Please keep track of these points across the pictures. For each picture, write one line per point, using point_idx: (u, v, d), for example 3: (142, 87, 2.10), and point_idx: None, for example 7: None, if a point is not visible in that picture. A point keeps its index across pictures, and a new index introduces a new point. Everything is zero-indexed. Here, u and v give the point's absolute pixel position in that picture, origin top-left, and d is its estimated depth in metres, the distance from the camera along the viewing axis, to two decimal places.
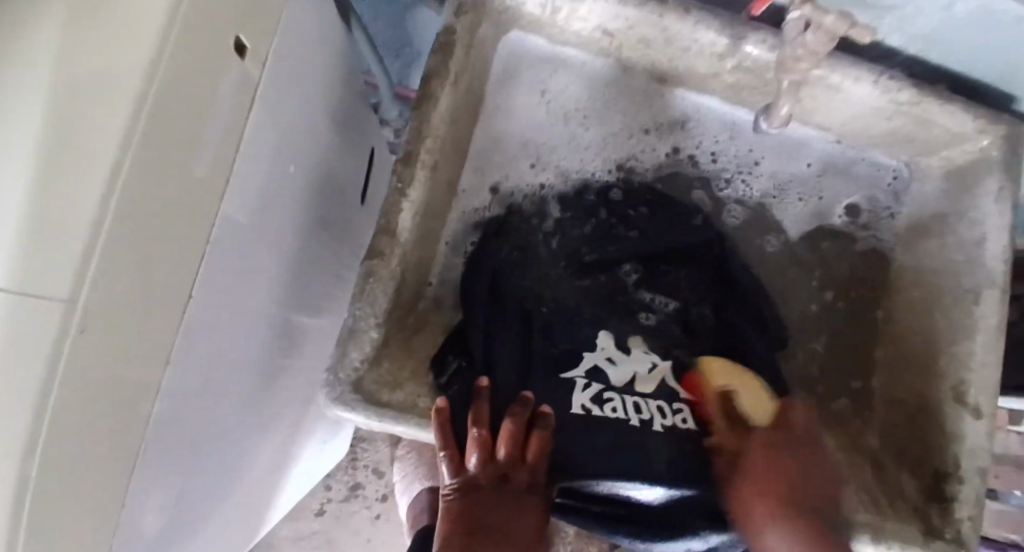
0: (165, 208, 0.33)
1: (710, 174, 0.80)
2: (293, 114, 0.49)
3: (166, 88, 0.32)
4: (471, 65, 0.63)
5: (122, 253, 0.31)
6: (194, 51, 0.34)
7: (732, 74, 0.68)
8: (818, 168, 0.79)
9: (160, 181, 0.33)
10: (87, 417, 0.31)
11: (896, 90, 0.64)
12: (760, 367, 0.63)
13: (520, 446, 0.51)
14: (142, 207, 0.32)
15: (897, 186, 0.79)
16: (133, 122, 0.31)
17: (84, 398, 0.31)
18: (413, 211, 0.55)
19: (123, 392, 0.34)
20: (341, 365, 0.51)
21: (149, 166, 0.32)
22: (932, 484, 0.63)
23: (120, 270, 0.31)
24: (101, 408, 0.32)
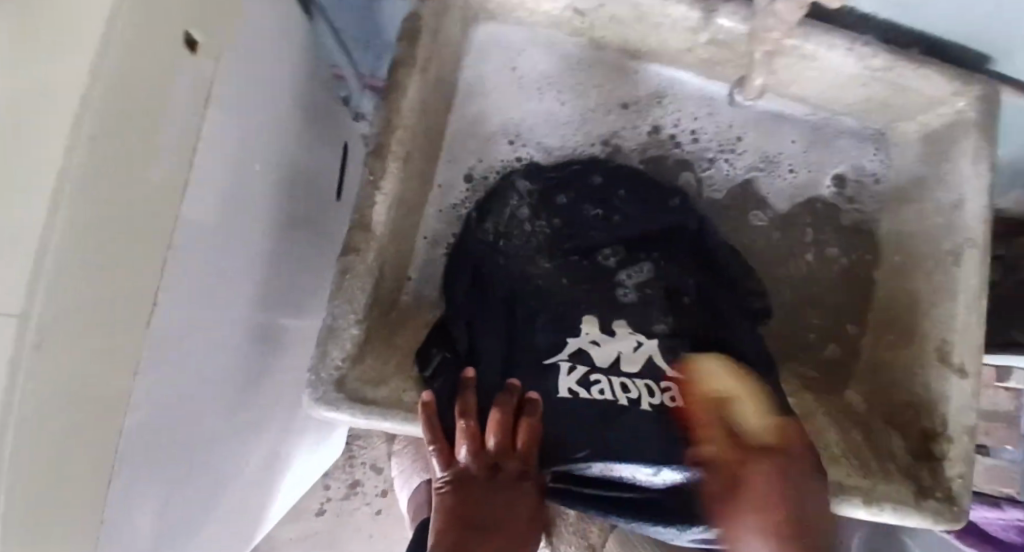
0: (120, 212, 0.32)
1: (693, 155, 0.80)
2: (256, 111, 0.48)
3: (115, 80, 0.30)
4: (439, 52, 0.61)
5: (82, 268, 0.30)
6: (143, 40, 0.32)
7: (706, 49, 0.68)
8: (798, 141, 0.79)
9: (112, 183, 0.31)
10: (55, 437, 0.30)
11: (870, 57, 0.63)
12: (754, 351, 0.62)
13: (509, 434, 0.49)
14: (95, 212, 0.30)
15: (875, 159, 0.79)
16: (81, 117, 0.28)
17: (48, 418, 0.29)
18: (388, 203, 0.54)
19: (88, 409, 0.32)
20: (321, 365, 0.50)
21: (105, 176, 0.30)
22: (922, 445, 0.63)
23: (76, 280, 0.29)
24: (72, 427, 0.31)
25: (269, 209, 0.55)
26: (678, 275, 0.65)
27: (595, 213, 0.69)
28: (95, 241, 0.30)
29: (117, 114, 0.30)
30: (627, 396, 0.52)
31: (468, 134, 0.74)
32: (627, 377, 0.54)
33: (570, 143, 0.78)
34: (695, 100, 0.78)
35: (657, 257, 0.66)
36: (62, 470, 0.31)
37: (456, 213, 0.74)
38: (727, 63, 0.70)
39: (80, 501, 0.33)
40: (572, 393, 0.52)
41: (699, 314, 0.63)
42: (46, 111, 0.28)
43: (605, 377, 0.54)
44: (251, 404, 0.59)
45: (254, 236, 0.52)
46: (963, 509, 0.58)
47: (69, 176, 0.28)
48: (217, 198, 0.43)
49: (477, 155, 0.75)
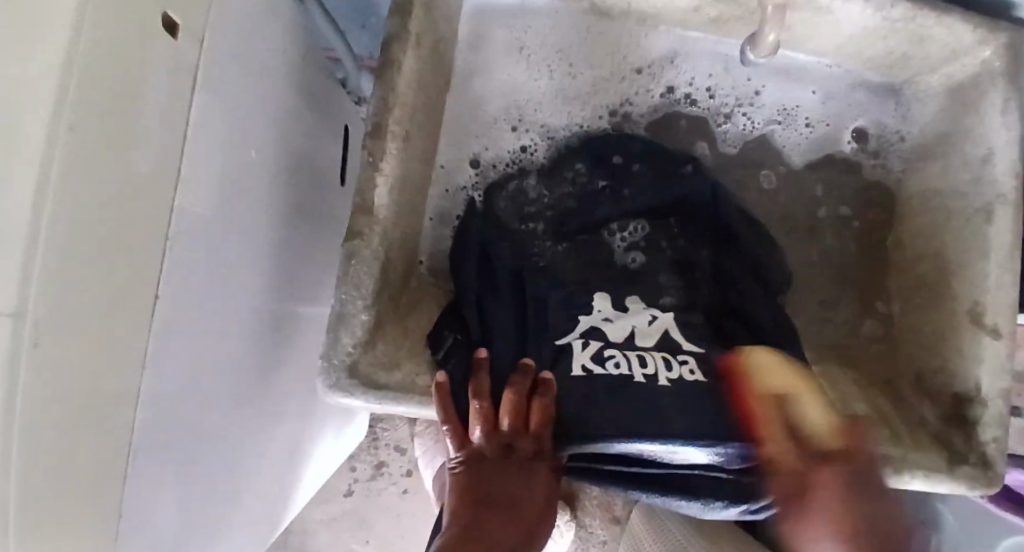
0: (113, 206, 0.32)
1: (710, 111, 0.77)
2: (246, 96, 0.46)
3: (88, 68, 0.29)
4: (433, 25, 0.59)
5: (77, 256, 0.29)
6: (120, 28, 0.31)
7: (713, 7, 0.64)
8: (821, 94, 0.76)
9: (102, 175, 0.30)
10: (64, 432, 0.30)
11: (889, 6, 0.60)
12: (772, 334, 0.59)
13: (522, 414, 0.48)
14: (85, 204, 0.29)
15: (902, 111, 0.75)
16: (57, 108, 0.27)
17: (59, 413, 0.29)
18: (389, 185, 0.53)
19: (98, 403, 0.32)
20: (334, 351, 0.50)
21: (93, 160, 0.29)
22: (953, 409, 0.60)
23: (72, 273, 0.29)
24: (81, 417, 0.31)
25: (270, 196, 0.54)
26: (688, 247, 0.65)
27: (602, 183, 0.68)
28: (89, 227, 0.30)
29: (96, 98, 0.29)
30: (643, 371, 0.50)
31: (474, 109, 0.72)
32: (642, 350, 0.52)
33: (576, 120, 0.75)
34: (710, 57, 0.74)
35: (670, 234, 0.65)
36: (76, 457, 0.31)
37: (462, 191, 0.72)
38: (737, 20, 0.67)
39: (99, 487, 0.33)
40: (586, 371, 0.50)
41: (717, 283, 0.63)
42: (25, 91, 0.27)
43: (619, 351, 0.52)
44: (265, 392, 0.59)
45: (256, 223, 0.51)
46: (999, 476, 0.56)
47: (54, 157, 0.27)
48: (212, 185, 0.42)
49: (481, 142, 0.73)
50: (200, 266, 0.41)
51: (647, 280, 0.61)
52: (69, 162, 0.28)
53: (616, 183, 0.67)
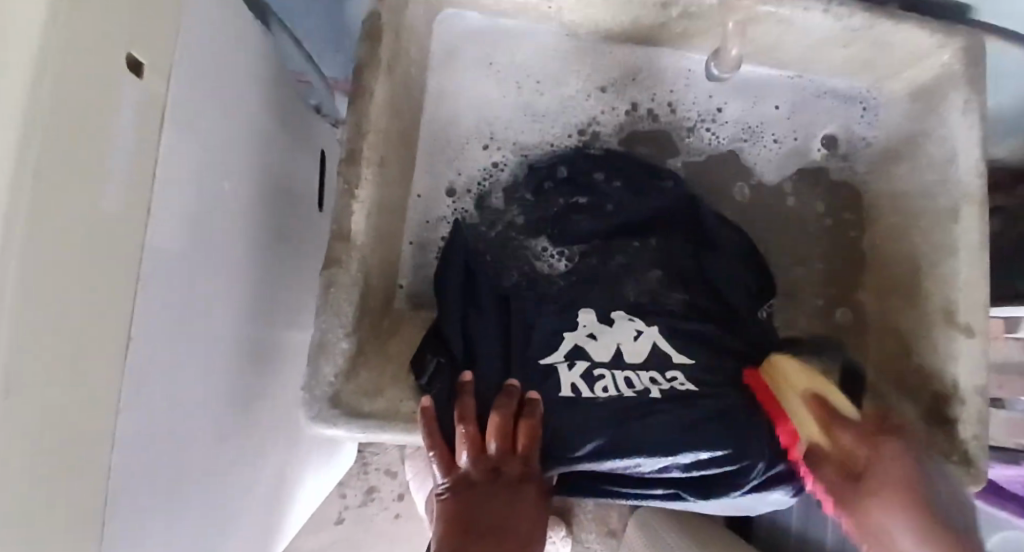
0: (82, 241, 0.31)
1: (673, 126, 0.79)
2: (215, 129, 0.46)
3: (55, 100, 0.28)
4: (404, 51, 0.60)
5: (45, 294, 0.28)
6: (84, 62, 0.31)
7: (680, 23, 0.66)
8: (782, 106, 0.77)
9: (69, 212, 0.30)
10: (39, 481, 0.29)
11: (848, 16, 0.62)
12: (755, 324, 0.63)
13: (509, 437, 0.48)
14: (52, 239, 0.28)
15: (868, 116, 0.77)
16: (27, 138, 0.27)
17: (35, 459, 0.28)
18: (366, 211, 0.53)
19: (71, 451, 0.31)
20: (315, 383, 0.49)
21: (59, 197, 0.29)
22: (932, 405, 0.61)
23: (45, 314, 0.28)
24: (52, 465, 0.30)
25: (246, 228, 0.54)
26: (665, 255, 0.64)
27: (582, 202, 0.67)
28: (56, 268, 0.29)
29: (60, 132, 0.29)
30: (632, 389, 0.52)
31: (447, 135, 0.73)
32: (630, 370, 0.53)
33: (547, 139, 0.76)
34: (673, 70, 0.75)
35: (655, 234, 0.65)
36: (44, 506, 0.29)
37: (444, 223, 0.72)
38: (703, 35, 0.69)
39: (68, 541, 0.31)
40: (575, 392, 0.51)
41: (705, 285, 0.64)
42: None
43: (608, 371, 0.53)
44: (246, 425, 0.58)
45: (232, 257, 0.51)
46: (981, 471, 0.57)
47: (21, 189, 0.26)
48: (185, 222, 0.42)
49: (455, 168, 0.73)
50: (174, 303, 0.41)
51: (635, 293, 0.61)
52: (38, 200, 0.27)
53: (592, 202, 0.67)
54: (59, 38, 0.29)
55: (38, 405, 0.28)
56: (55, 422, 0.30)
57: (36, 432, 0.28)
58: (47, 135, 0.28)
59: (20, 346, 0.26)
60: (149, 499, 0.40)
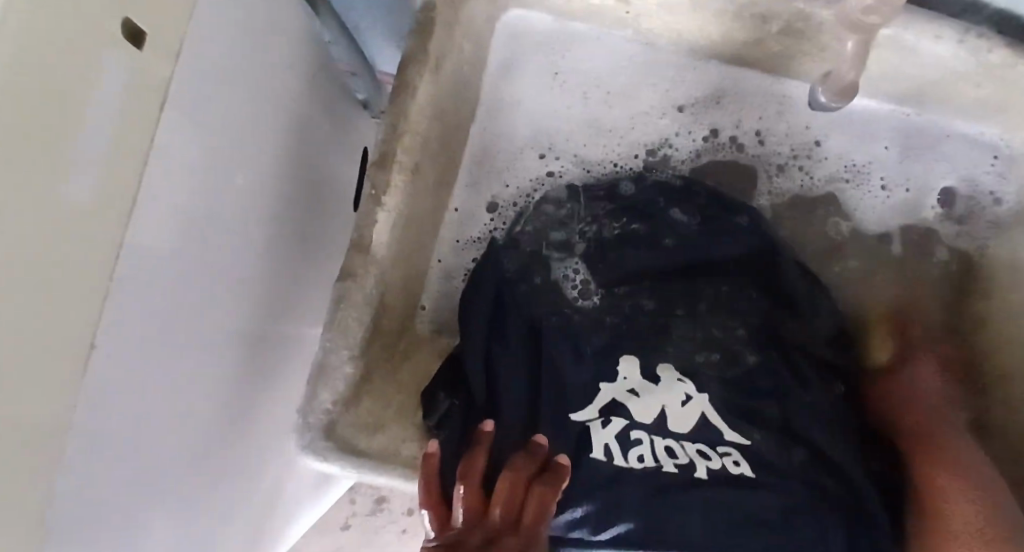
0: (53, 236, 0.26)
1: (759, 159, 0.68)
2: (229, 115, 0.41)
3: (25, 66, 0.23)
4: (457, 48, 0.54)
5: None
6: (65, 21, 0.25)
7: (777, 39, 0.58)
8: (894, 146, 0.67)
9: (35, 202, 0.24)
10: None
11: (987, 50, 0.53)
12: (827, 406, 0.51)
13: (516, 506, 0.40)
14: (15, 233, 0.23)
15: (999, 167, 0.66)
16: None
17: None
18: (391, 222, 0.47)
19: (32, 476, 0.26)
20: (310, 409, 0.43)
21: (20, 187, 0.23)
22: None
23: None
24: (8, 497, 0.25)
25: (261, 226, 0.49)
26: (738, 311, 0.54)
27: (638, 229, 0.59)
28: (9, 273, 0.23)
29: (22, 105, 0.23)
30: (674, 462, 0.44)
31: (496, 147, 0.67)
32: (674, 438, 0.45)
33: (610, 157, 0.68)
34: (762, 92, 0.67)
35: (722, 283, 0.56)
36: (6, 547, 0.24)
37: (478, 243, 0.66)
38: (803, 56, 0.60)
39: None
40: (607, 455, 0.44)
41: (782, 354, 0.53)
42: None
43: (647, 436, 0.46)
44: (243, 435, 0.53)
45: (242, 258, 0.47)
46: None
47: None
48: (183, 216, 0.37)
49: (502, 179, 0.67)
50: (157, 314, 0.36)
51: (691, 358, 0.51)
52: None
53: (648, 231, 0.59)
54: None
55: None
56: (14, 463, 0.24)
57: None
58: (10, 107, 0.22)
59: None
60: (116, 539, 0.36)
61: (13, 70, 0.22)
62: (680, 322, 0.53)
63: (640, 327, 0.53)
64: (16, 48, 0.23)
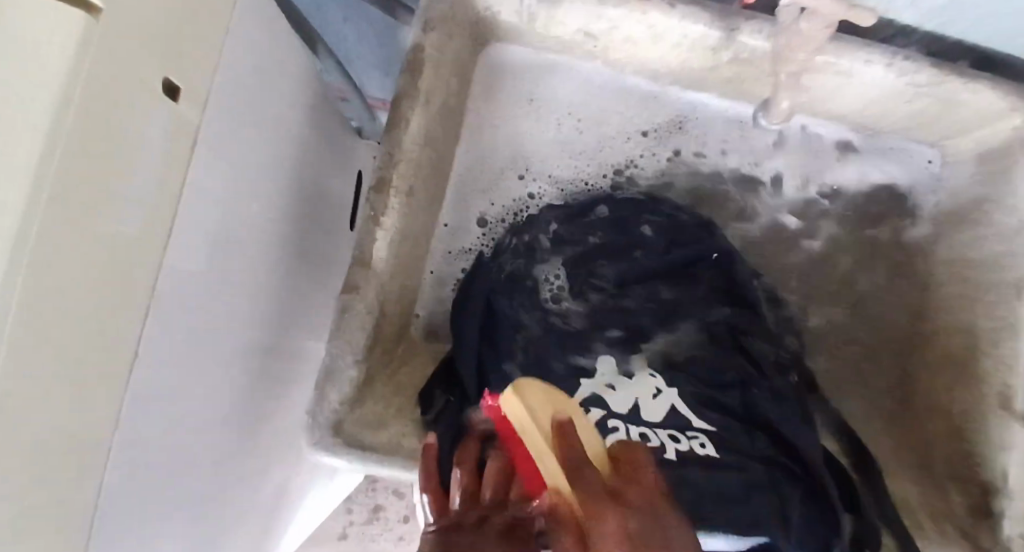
0: (104, 264, 0.31)
1: (716, 176, 0.76)
2: (247, 151, 0.46)
3: (85, 123, 0.28)
4: (444, 83, 0.60)
5: (49, 326, 0.27)
6: (118, 82, 0.30)
7: (729, 68, 0.65)
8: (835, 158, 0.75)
9: (89, 235, 0.29)
10: (37, 498, 0.28)
11: (913, 72, 0.60)
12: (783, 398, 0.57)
13: (506, 487, 0.45)
14: (71, 261, 0.28)
15: (936, 169, 0.74)
16: (44, 162, 0.26)
17: (38, 472, 0.28)
18: (390, 239, 0.53)
19: (76, 462, 0.31)
20: (320, 408, 0.49)
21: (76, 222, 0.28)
22: (978, 497, 0.58)
23: (55, 336, 0.28)
24: (55, 478, 0.29)
25: (271, 248, 0.54)
26: (702, 315, 0.62)
27: (612, 244, 0.66)
28: (66, 295, 0.28)
29: (81, 153, 0.28)
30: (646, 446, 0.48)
31: (480, 163, 0.73)
32: (647, 426, 0.50)
33: (582, 176, 0.75)
34: (722, 119, 0.75)
35: (684, 296, 0.63)
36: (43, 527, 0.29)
37: (468, 254, 0.72)
38: (752, 82, 0.67)
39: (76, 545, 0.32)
40: None
41: (741, 350, 0.61)
42: (1, 152, 0.25)
43: (623, 424, 0.50)
44: (251, 439, 0.57)
45: (254, 278, 0.52)
46: None
47: (36, 212, 0.26)
48: (208, 240, 0.42)
49: (488, 199, 0.73)
50: (188, 328, 0.41)
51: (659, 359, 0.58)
52: (58, 219, 0.27)
53: (618, 243, 0.66)
54: (97, 59, 0.29)
55: (35, 434, 0.27)
56: (51, 451, 0.29)
57: (35, 457, 0.28)
58: (71, 160, 0.27)
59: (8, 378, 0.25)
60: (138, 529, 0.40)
61: (74, 129, 0.27)
62: (648, 331, 0.60)
63: (607, 336, 0.60)
64: (75, 109, 0.27)
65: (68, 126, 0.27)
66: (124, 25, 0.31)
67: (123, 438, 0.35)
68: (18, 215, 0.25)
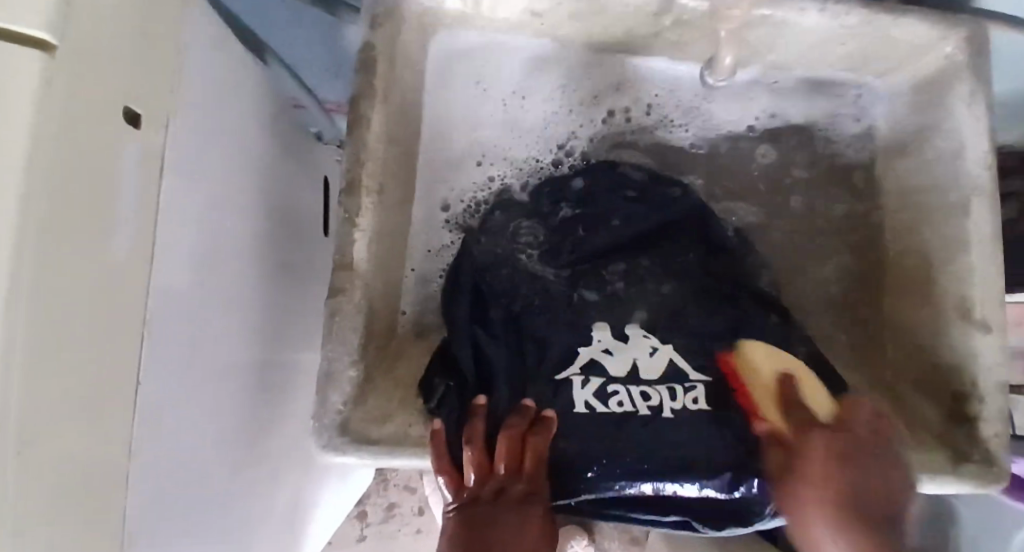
0: (92, 303, 0.31)
1: (652, 123, 0.80)
2: (214, 172, 0.47)
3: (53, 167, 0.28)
4: (399, 78, 0.61)
5: (51, 372, 0.28)
6: (78, 118, 0.30)
7: (673, 31, 0.67)
8: (772, 112, 0.80)
9: (72, 277, 0.29)
10: (63, 534, 0.29)
11: (846, 14, 0.62)
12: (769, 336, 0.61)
13: (517, 456, 0.49)
14: (61, 306, 0.28)
15: (863, 108, 0.78)
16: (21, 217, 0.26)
17: (59, 512, 0.29)
18: (368, 238, 0.54)
19: (93, 496, 0.32)
20: (324, 411, 0.50)
21: (65, 250, 0.29)
22: (952, 406, 0.61)
23: (53, 380, 0.28)
24: (79, 513, 0.30)
25: (247, 263, 0.54)
26: (676, 266, 0.66)
27: (588, 215, 0.70)
28: (62, 339, 0.29)
29: (55, 199, 0.28)
30: (647, 404, 0.53)
31: (444, 158, 0.74)
32: (646, 384, 0.55)
33: (533, 153, 0.78)
34: (660, 77, 0.76)
35: (658, 250, 0.68)
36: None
37: (448, 249, 0.74)
38: (694, 42, 0.69)
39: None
40: (589, 408, 0.53)
41: (712, 278, 0.67)
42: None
43: (623, 387, 0.54)
44: (259, 451, 0.58)
45: (240, 297, 0.53)
46: (1005, 472, 0.57)
47: (22, 258, 0.26)
48: (189, 262, 0.43)
49: (446, 185, 0.75)
50: (183, 349, 0.42)
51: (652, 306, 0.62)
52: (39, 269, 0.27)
53: (593, 216, 0.69)
54: (52, 102, 0.29)
55: (51, 474, 0.28)
56: (66, 482, 0.29)
57: (53, 484, 0.28)
58: (45, 208, 0.27)
59: (14, 428, 0.25)
60: (167, 545, 0.41)
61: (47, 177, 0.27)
62: (633, 287, 0.64)
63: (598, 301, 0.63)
64: (42, 156, 0.27)
65: (40, 174, 0.27)
66: (75, 54, 0.31)
67: (139, 466, 0.36)
68: (4, 263, 0.25)
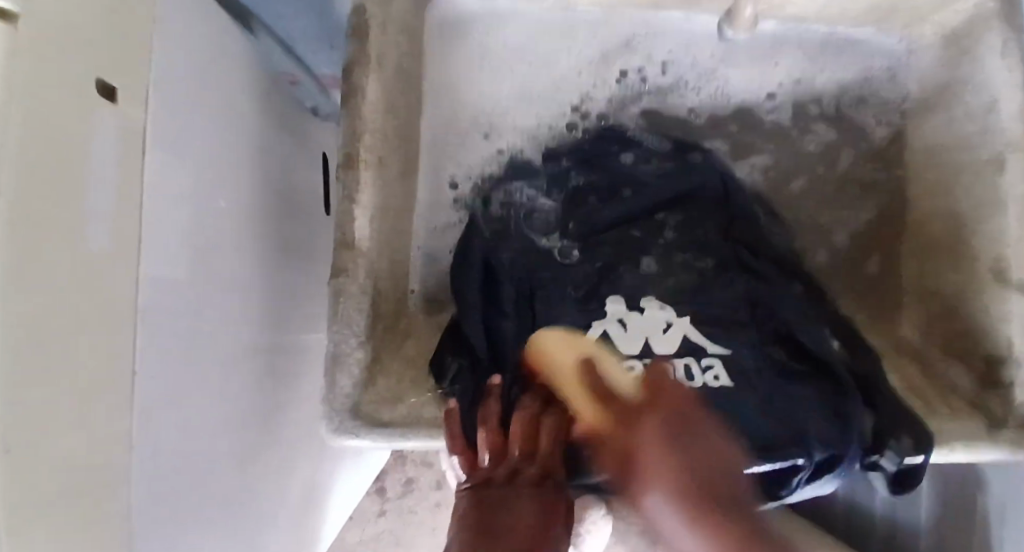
0: (73, 289, 0.29)
1: (672, 84, 0.76)
2: (204, 148, 0.44)
3: (22, 143, 0.26)
4: (394, 46, 0.58)
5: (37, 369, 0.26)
6: (47, 96, 0.28)
7: None
8: (796, 77, 0.76)
9: (49, 266, 0.27)
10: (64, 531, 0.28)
11: None
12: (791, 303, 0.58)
13: (532, 438, 0.48)
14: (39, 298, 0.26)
15: (894, 64, 0.75)
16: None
17: (57, 512, 0.27)
18: (368, 215, 0.52)
19: (91, 494, 0.30)
20: (333, 396, 0.49)
21: (41, 232, 0.26)
22: (985, 371, 0.58)
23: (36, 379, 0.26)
24: (78, 511, 0.29)
25: (246, 247, 0.52)
26: (691, 228, 0.64)
27: (595, 182, 0.67)
28: (47, 330, 0.27)
29: (31, 175, 0.26)
30: None
31: (446, 128, 0.72)
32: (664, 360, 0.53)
33: (544, 121, 0.75)
34: (669, 33, 0.74)
35: (672, 215, 0.65)
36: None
37: (452, 227, 0.71)
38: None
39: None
40: None
41: (734, 240, 0.64)
42: None
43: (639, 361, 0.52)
44: (269, 436, 0.57)
45: (240, 280, 0.51)
46: None
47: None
48: (181, 248, 0.40)
49: (455, 161, 0.73)
50: (182, 335, 0.40)
51: (657, 280, 0.60)
52: (14, 254, 0.25)
53: (606, 185, 0.67)
54: (21, 66, 0.26)
55: (47, 471, 0.26)
56: (67, 481, 0.28)
57: (52, 484, 0.27)
58: (22, 192, 0.25)
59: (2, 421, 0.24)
60: (177, 530, 0.40)
61: (21, 153, 0.25)
62: (643, 250, 0.63)
63: (611, 269, 0.61)
64: (13, 134, 0.25)
65: (11, 152, 0.25)
66: (46, 21, 0.28)
67: (142, 458, 0.35)
68: None
